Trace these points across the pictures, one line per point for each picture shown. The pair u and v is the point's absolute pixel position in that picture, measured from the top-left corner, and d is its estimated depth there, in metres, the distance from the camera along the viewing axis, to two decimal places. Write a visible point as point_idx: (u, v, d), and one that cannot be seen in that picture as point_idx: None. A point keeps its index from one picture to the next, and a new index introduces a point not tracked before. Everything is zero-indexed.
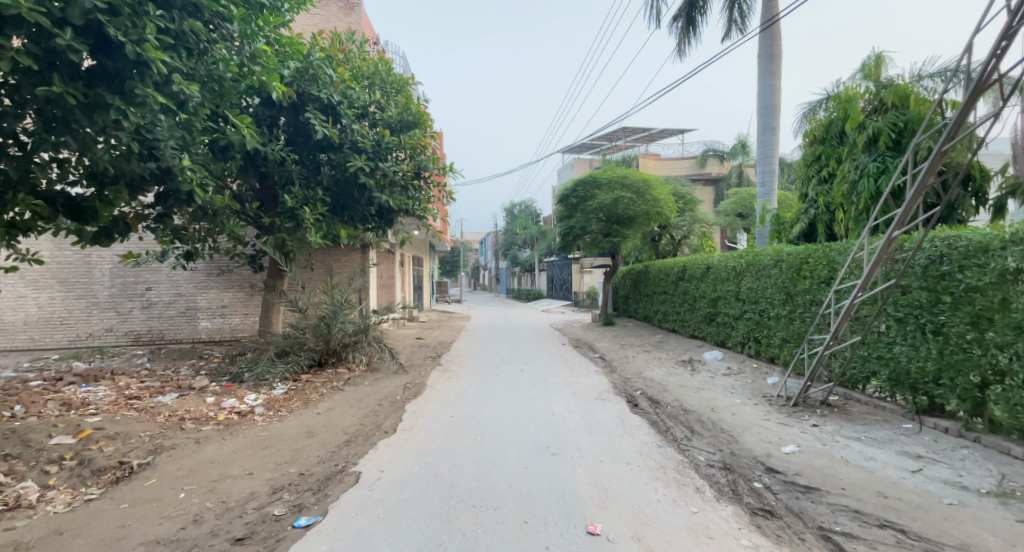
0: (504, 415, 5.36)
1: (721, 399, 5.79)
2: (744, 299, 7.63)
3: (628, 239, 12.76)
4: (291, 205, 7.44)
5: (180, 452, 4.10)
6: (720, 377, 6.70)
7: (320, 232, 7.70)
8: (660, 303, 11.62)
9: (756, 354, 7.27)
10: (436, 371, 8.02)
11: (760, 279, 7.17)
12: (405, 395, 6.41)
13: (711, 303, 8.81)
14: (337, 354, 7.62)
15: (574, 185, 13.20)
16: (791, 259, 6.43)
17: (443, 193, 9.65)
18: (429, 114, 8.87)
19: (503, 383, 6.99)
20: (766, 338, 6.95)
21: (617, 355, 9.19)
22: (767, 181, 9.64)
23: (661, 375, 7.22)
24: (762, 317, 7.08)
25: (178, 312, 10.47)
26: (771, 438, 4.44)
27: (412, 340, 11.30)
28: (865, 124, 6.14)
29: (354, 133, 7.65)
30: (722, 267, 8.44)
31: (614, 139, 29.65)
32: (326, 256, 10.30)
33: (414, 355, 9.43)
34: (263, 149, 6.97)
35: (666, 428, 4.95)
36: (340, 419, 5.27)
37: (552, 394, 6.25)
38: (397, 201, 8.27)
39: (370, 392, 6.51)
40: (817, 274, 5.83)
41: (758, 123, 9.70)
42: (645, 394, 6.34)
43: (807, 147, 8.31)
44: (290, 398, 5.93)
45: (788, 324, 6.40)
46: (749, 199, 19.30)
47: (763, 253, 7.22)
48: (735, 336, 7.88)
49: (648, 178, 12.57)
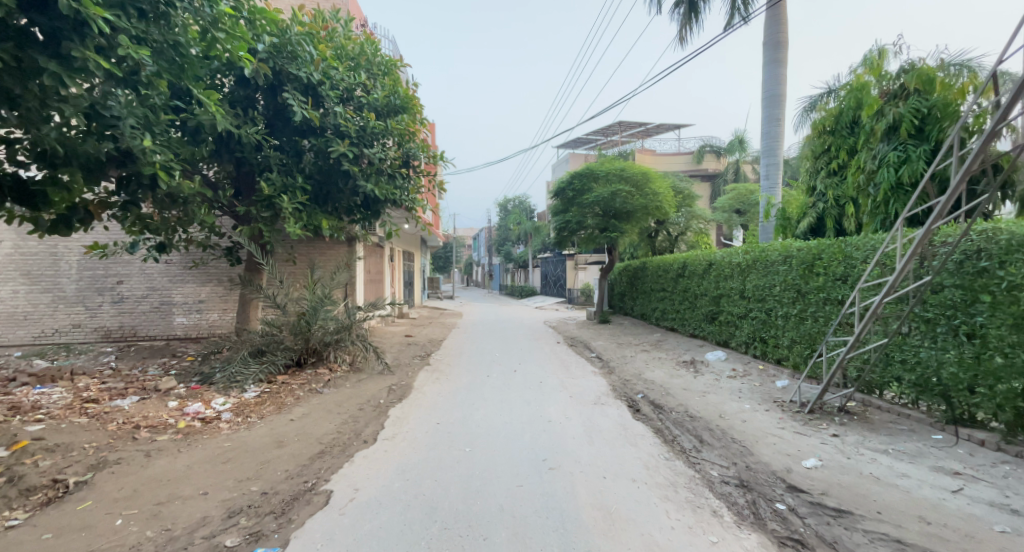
0: (495, 422, 4.93)
1: (729, 403, 5.39)
2: (749, 298, 7.23)
3: (626, 234, 12.34)
4: (268, 193, 6.92)
5: (127, 468, 3.62)
6: (725, 380, 6.30)
7: (300, 223, 7.19)
8: (658, 300, 11.22)
9: (762, 355, 6.88)
10: (424, 371, 7.55)
11: (767, 276, 6.77)
12: (388, 399, 5.93)
13: (714, 301, 8.41)
14: (317, 354, 7.10)
15: (570, 178, 12.75)
16: (802, 255, 6.04)
17: (433, 184, 9.16)
18: (419, 99, 8.36)
19: (495, 385, 6.54)
20: (773, 338, 6.56)
21: (615, 355, 8.76)
22: (771, 174, 9.24)
23: (663, 377, 6.79)
24: (770, 316, 6.68)
25: (151, 308, 9.89)
26: (789, 451, 4.02)
27: (401, 338, 10.80)
28: (885, 111, 5.73)
29: (337, 117, 7.14)
30: (725, 264, 8.04)
31: (610, 133, 29.17)
32: (310, 249, 9.80)
33: (401, 354, 8.94)
34: (236, 131, 6.43)
35: (672, 437, 4.52)
36: (314, 427, 4.78)
37: (548, 398, 5.82)
38: (383, 190, 7.77)
39: (351, 395, 6.03)
40: (831, 272, 5.45)
41: (763, 114, 9.30)
42: (646, 398, 5.91)
43: (816, 138, 7.91)
44: (262, 403, 5.44)
45: (798, 324, 6.01)
46: (747, 195, 18.95)
47: (770, 248, 6.83)
48: (739, 336, 7.49)
49: (647, 171, 12.13)
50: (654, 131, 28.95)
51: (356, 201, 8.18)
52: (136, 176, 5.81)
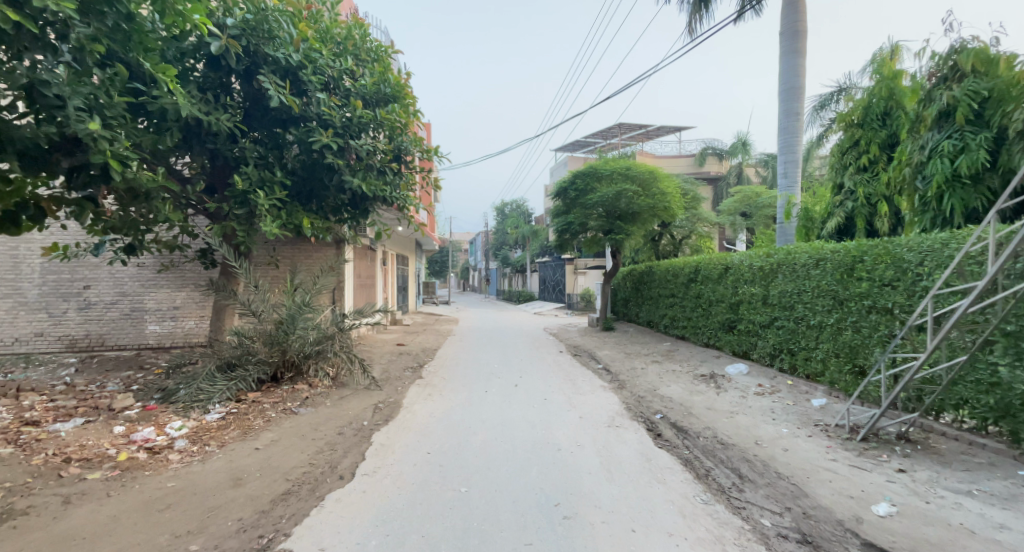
0: (496, 451, 4.23)
1: (763, 426, 4.70)
2: (775, 305, 6.56)
3: (631, 236, 11.68)
4: (243, 188, 6.22)
5: (35, 520, 2.88)
6: (753, 398, 5.62)
7: (278, 221, 6.49)
8: (667, 307, 10.53)
9: (790, 368, 6.20)
10: (416, 386, 6.84)
11: (794, 281, 6.14)
12: (373, 421, 5.20)
13: (731, 309, 7.73)
14: (295, 367, 6.37)
15: (573, 177, 12.12)
16: (838, 258, 5.41)
17: (427, 182, 8.48)
18: (411, 88, 7.70)
19: (495, 402, 5.85)
20: (805, 350, 5.88)
21: (624, 366, 8.06)
22: (790, 171, 8.61)
23: (681, 393, 6.09)
24: (800, 326, 5.99)
25: (121, 315, 9.14)
26: (852, 491, 3.33)
27: (392, 347, 10.05)
28: (934, 96, 5.12)
29: (320, 104, 6.43)
30: (744, 268, 7.41)
31: (609, 136, 28.63)
32: (296, 252, 9.14)
33: (392, 365, 8.21)
34: (206, 119, 5.72)
35: (706, 472, 3.82)
36: (281, 459, 4.05)
37: (555, 420, 5.12)
38: (371, 186, 7.06)
39: (331, 415, 5.30)
40: (877, 276, 4.81)
41: (781, 108, 8.68)
42: (666, 419, 5.22)
43: (842, 133, 7.29)
44: (224, 427, 4.71)
45: (835, 336, 5.35)
46: (753, 198, 18.33)
47: (798, 251, 6.20)
48: (761, 346, 6.81)
49: (655, 170, 11.46)
50: (655, 133, 28.41)
51: (343, 199, 7.49)
52: (85, 166, 5.08)
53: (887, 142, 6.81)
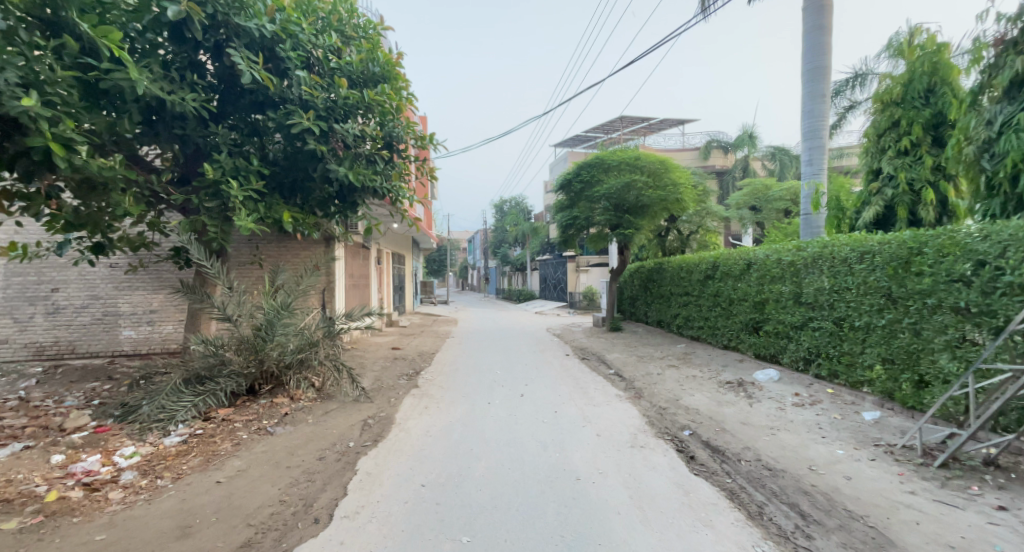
0: (504, 483, 3.55)
1: (814, 448, 4.03)
2: (809, 304, 5.90)
3: (641, 231, 10.97)
4: (213, 178, 5.53)
5: None
6: (793, 410, 4.95)
7: (255, 214, 5.80)
8: (680, 306, 9.87)
9: (829, 374, 5.54)
10: (411, 397, 6.16)
11: (833, 278, 5.50)
12: (361, 442, 4.53)
13: (757, 308, 7.06)
14: (275, 379, 5.68)
15: (578, 168, 11.43)
16: (890, 251, 4.74)
17: (422, 173, 7.79)
18: (403, 68, 6.98)
19: (500, 417, 5.18)
20: (849, 354, 5.23)
21: (638, 371, 7.40)
22: (815, 158, 7.87)
23: (708, 405, 5.42)
24: (842, 327, 5.34)
25: (92, 320, 8.45)
26: (951, 540, 2.67)
27: (386, 352, 9.36)
28: (1003, 63, 4.45)
29: (300, 83, 5.73)
30: (770, 263, 6.74)
31: (611, 130, 27.95)
32: (281, 250, 8.53)
33: (385, 372, 7.53)
34: (168, 98, 5.00)
35: (760, 511, 3.14)
36: (245, 496, 3.37)
37: (570, 440, 4.45)
38: (360, 175, 6.37)
39: (312, 435, 4.62)
40: (944, 271, 4.14)
41: (804, 89, 7.98)
42: (697, 436, 4.56)
43: (877, 114, 6.62)
44: (184, 453, 4.03)
45: (889, 340, 4.69)
46: (763, 191, 17.55)
47: (838, 244, 5.54)
48: (793, 350, 6.15)
49: (665, 160, 10.75)
50: (658, 127, 27.70)
51: (329, 191, 6.82)
52: (24, 151, 4.38)
53: (931, 122, 6.17)
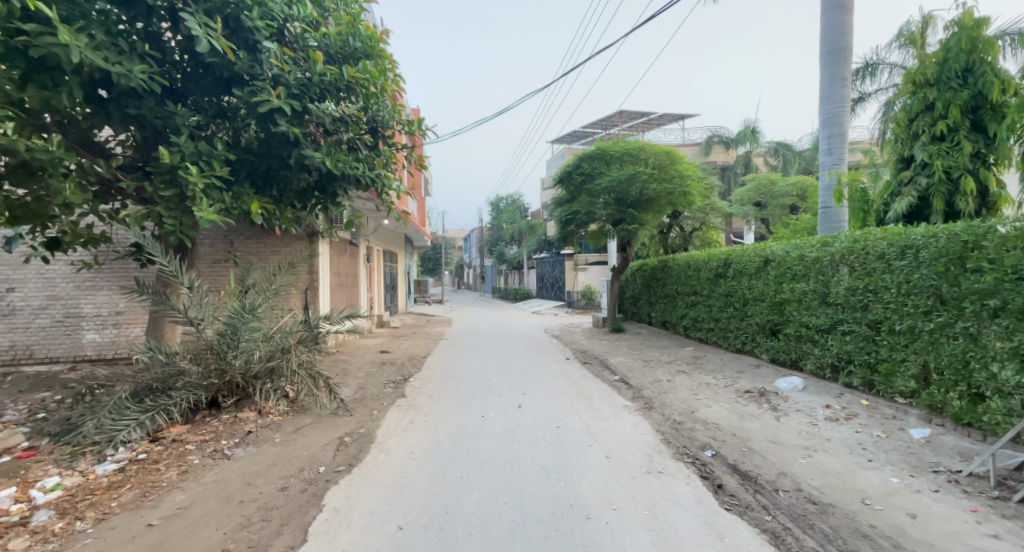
0: (498, 524, 2.93)
1: (864, 475, 3.45)
2: (838, 305, 5.32)
3: (645, 226, 10.36)
4: (171, 163, 4.88)
5: None
6: (827, 426, 4.37)
7: (220, 204, 5.16)
8: (687, 306, 9.28)
9: (862, 384, 4.96)
10: (397, 408, 5.54)
11: (867, 277, 4.93)
12: (334, 467, 3.91)
13: (775, 309, 6.48)
14: (241, 390, 5.04)
15: (579, 160, 10.84)
16: (939, 245, 4.16)
17: (410, 162, 7.16)
18: (388, 45, 6.33)
19: (495, 433, 4.58)
20: (888, 363, 4.65)
21: (646, 378, 6.81)
22: (834, 147, 7.21)
23: (728, 418, 4.83)
24: (879, 331, 4.76)
25: (52, 322, 7.78)
26: None
27: (374, 356, 8.72)
28: None
29: (269, 57, 5.09)
30: (791, 260, 6.17)
31: (609, 126, 27.45)
32: (261, 246, 7.97)
33: (370, 379, 6.91)
34: (112, 69, 4.34)
35: None
36: (178, 544, 2.73)
37: (577, 464, 3.83)
38: (339, 162, 5.73)
39: (278, 457, 4.00)
40: (1011, 268, 3.56)
41: (823, 73, 7.37)
42: (722, 458, 3.97)
43: (907, 97, 6.05)
44: (118, 486, 3.40)
45: (938, 345, 4.11)
46: (768, 186, 16.96)
47: (874, 238, 4.95)
48: (819, 355, 5.57)
49: (671, 151, 10.16)
50: (656, 121, 27.14)
51: (307, 180, 6.19)
52: None
53: (970, 105, 5.59)
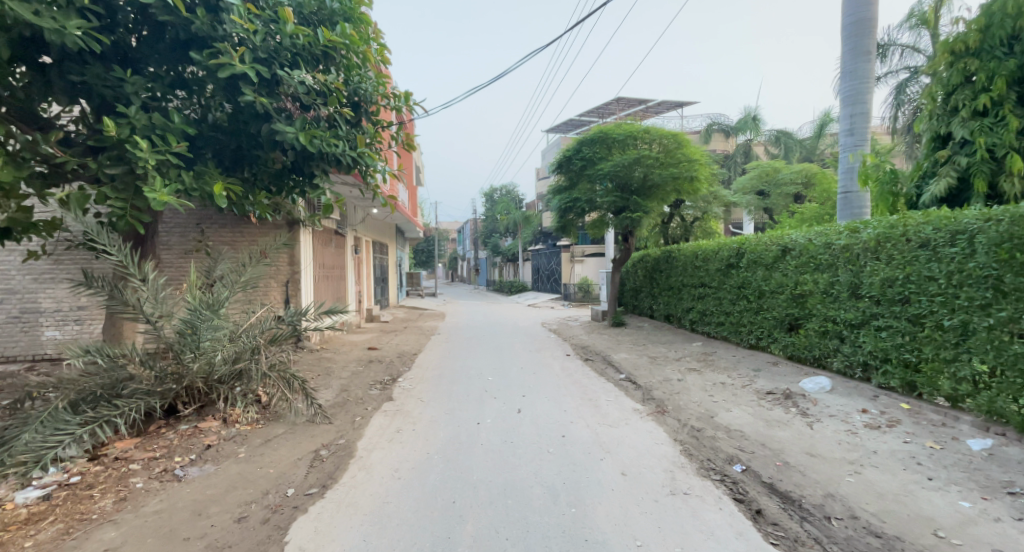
0: None
1: (927, 498, 2.94)
2: (872, 298, 4.81)
3: (649, 214, 9.81)
4: (117, 136, 4.23)
5: None
6: (869, 435, 3.87)
7: (178, 184, 4.51)
8: (694, 299, 8.78)
9: (902, 384, 4.47)
10: (383, 414, 4.98)
11: (907, 266, 4.40)
12: (305, 488, 3.33)
13: (795, 302, 5.97)
14: (203, 396, 4.45)
15: (579, 144, 10.25)
16: (1001, 229, 3.63)
17: (398, 142, 6.52)
18: (370, 8, 5.66)
19: (492, 444, 4.02)
20: (934, 362, 4.16)
21: (655, 377, 6.28)
22: (857, 127, 6.63)
23: (754, 425, 4.31)
24: (923, 326, 4.24)
25: (7, 318, 7.11)
26: None
27: (361, 353, 8.14)
28: None
29: (231, 16, 4.43)
30: (814, 248, 5.65)
31: (606, 114, 26.81)
32: (236, 236, 7.45)
33: (355, 380, 6.34)
34: (41, 22, 3.68)
35: None
36: None
37: (589, 484, 3.28)
38: (315, 138, 5.10)
39: (239, 478, 3.42)
40: None
41: (844, 47, 6.76)
42: (755, 474, 3.44)
43: (943, 70, 5.55)
44: (37, 519, 2.81)
45: (999, 343, 3.61)
46: (771, 174, 16.43)
47: (917, 222, 4.42)
48: (848, 353, 5.08)
49: (678, 134, 9.58)
50: (654, 109, 26.55)
51: (281, 161, 5.55)
52: None
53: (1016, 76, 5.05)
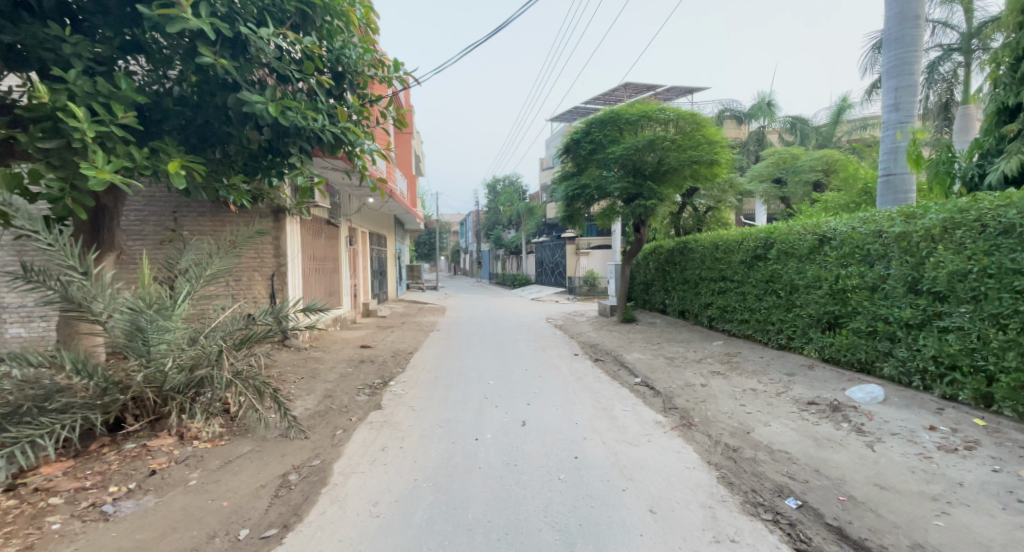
0: None
1: None
2: (935, 294, 4.12)
3: (664, 201, 9.10)
4: (49, 103, 3.58)
5: None
6: (945, 460, 3.20)
7: (125, 162, 3.86)
8: (713, 294, 8.11)
9: (975, 396, 3.79)
10: (367, 426, 4.35)
11: (985, 257, 3.71)
12: (259, 529, 2.70)
13: (835, 299, 5.29)
14: (157, 408, 3.86)
15: (588, 126, 9.54)
16: None
17: (389, 119, 5.84)
18: None
19: (492, 469, 3.38)
20: (1019, 372, 3.47)
21: (675, 381, 5.64)
22: (902, 101, 5.89)
23: (800, 444, 3.66)
24: (1006, 328, 3.56)
25: None
26: None
27: (352, 352, 7.53)
28: None
29: None
30: (860, 238, 4.97)
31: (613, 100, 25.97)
32: (215, 225, 6.84)
33: (342, 383, 5.73)
34: None
35: None
36: None
37: (611, 528, 2.63)
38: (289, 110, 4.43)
39: (182, 515, 2.80)
40: None
41: (888, 10, 5.98)
42: (814, 513, 2.78)
43: (1013, 32, 4.83)
44: None
45: None
46: (788, 161, 15.61)
47: (996, 204, 3.73)
48: (903, 358, 4.40)
49: (696, 114, 8.85)
50: (663, 96, 25.65)
51: (254, 139, 4.89)
52: None
53: None
